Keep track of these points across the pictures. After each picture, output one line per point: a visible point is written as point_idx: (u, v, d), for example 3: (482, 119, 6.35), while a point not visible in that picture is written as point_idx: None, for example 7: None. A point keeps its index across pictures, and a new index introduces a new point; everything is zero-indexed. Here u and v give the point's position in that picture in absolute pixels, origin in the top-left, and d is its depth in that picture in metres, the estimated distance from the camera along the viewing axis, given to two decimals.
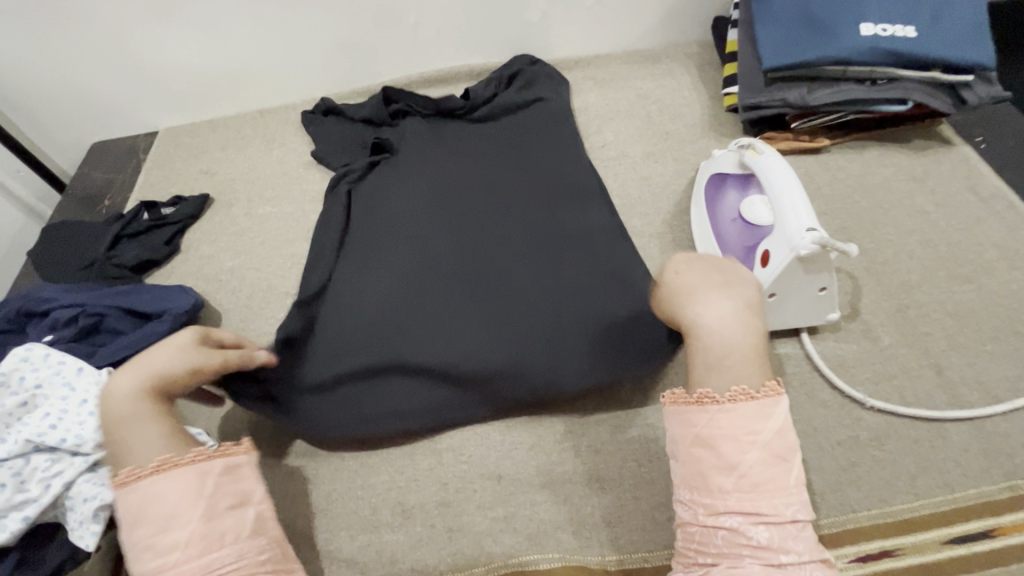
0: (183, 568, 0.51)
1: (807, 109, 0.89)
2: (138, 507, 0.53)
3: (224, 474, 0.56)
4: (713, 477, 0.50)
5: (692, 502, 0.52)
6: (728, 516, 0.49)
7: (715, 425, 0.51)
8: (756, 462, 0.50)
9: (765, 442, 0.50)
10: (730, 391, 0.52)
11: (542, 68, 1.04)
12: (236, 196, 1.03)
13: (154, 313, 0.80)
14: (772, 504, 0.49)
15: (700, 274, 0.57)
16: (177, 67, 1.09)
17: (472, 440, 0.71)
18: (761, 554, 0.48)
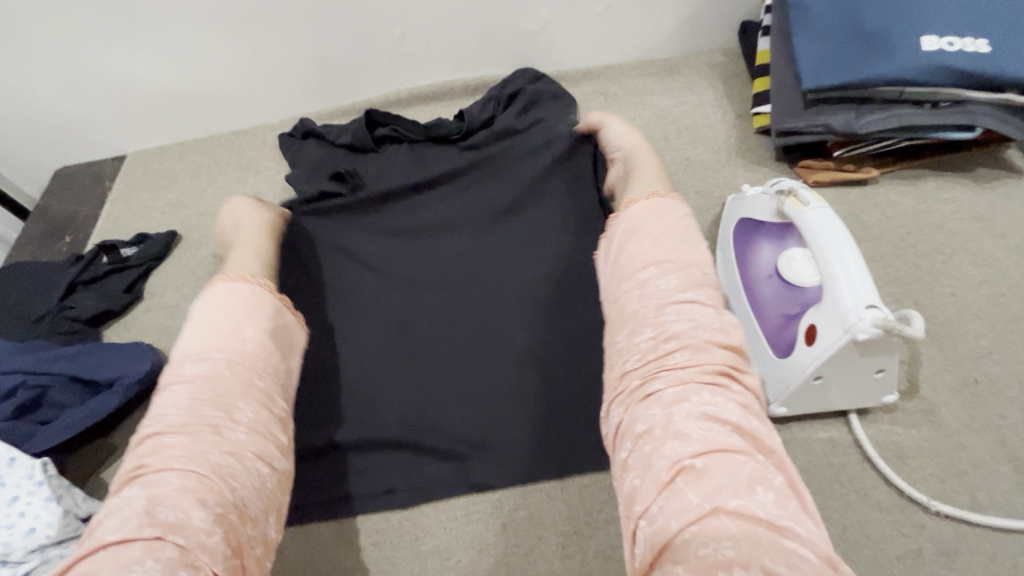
0: (203, 388, 0.54)
1: (854, 136, 0.76)
2: (212, 299, 0.62)
3: (282, 342, 0.63)
4: (672, 386, 0.51)
5: (647, 426, 0.50)
6: (687, 424, 0.48)
7: (676, 331, 0.54)
8: (710, 369, 0.52)
9: (726, 348, 0.54)
10: (695, 296, 0.57)
11: (548, 85, 0.90)
12: (206, 233, 0.93)
13: (104, 381, 0.71)
14: (730, 408, 0.50)
15: (681, 220, 0.64)
16: (140, 87, 0.98)
17: (461, 540, 0.61)
18: (704, 385, 0.51)
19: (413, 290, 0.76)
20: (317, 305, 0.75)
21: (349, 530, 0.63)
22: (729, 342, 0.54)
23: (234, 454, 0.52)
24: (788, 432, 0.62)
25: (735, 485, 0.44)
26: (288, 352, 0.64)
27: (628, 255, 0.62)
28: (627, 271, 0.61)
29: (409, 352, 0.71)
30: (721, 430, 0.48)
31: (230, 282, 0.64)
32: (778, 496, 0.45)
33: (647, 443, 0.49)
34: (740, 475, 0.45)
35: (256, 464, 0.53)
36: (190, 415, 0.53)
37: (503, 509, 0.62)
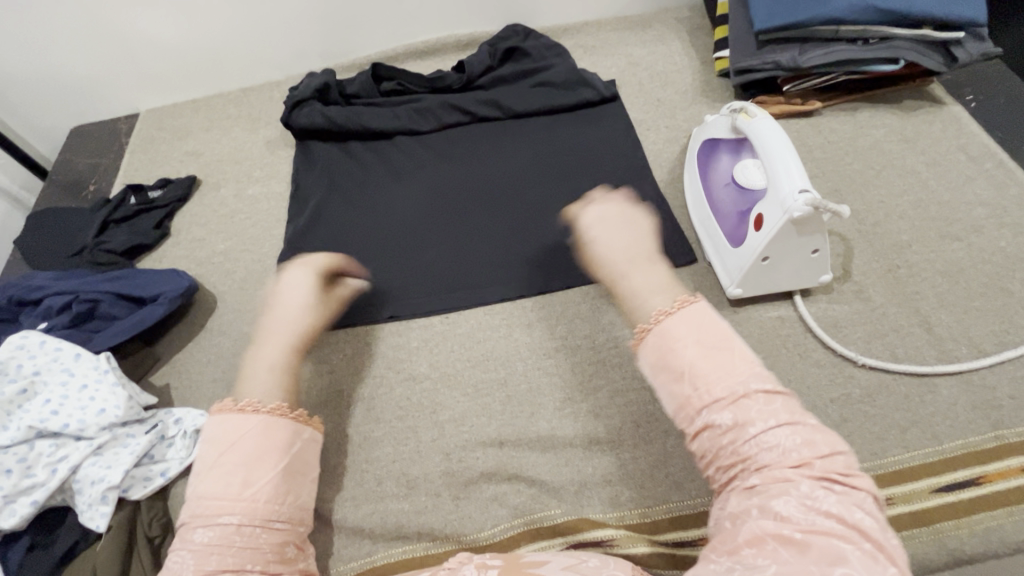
0: (238, 503, 0.53)
1: (799, 71, 0.88)
2: (224, 430, 0.56)
3: (300, 464, 0.59)
4: (770, 480, 0.43)
5: (741, 505, 0.44)
6: (784, 504, 0.42)
7: (755, 424, 0.45)
8: (801, 470, 0.44)
9: (820, 453, 0.44)
10: (775, 413, 0.46)
11: (540, 41, 1.04)
12: (224, 177, 1.01)
13: (147, 296, 0.80)
14: (830, 498, 0.42)
15: (713, 325, 0.51)
16: (155, 44, 1.05)
17: (473, 410, 0.72)
18: (733, 434, 0.46)
19: (416, 188, 0.92)
20: (333, 219, 0.90)
21: (375, 408, 0.74)
22: (817, 445, 0.45)
23: (278, 553, 0.54)
24: (745, 312, 0.75)
25: (838, 564, 0.38)
26: (305, 472, 0.60)
27: (671, 386, 0.50)
28: (681, 406, 0.49)
29: (412, 240, 0.87)
30: (821, 517, 0.41)
31: (237, 411, 0.57)
32: None
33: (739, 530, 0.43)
34: (848, 560, 0.38)
35: (291, 548, 0.55)
36: (231, 541, 0.51)
37: (507, 384, 0.73)
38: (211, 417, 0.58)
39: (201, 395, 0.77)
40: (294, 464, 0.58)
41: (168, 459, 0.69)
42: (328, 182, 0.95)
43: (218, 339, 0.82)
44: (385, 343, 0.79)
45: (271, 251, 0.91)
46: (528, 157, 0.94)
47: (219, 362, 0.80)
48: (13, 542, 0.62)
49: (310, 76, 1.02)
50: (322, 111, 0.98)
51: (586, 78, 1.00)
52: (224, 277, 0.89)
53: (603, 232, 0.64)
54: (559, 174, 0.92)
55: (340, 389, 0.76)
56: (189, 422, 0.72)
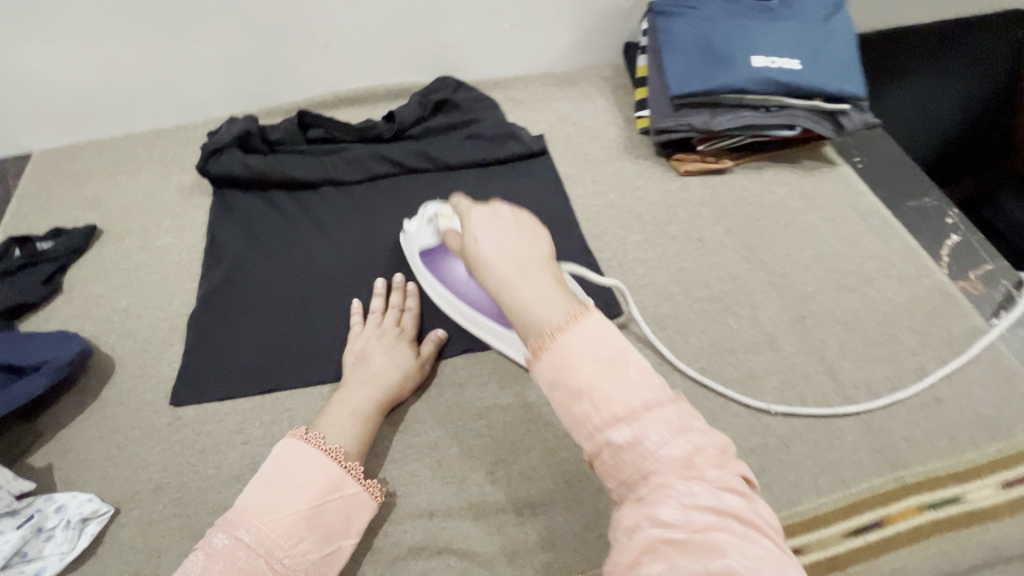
0: (253, 523, 0.57)
1: (711, 133, 0.95)
2: (284, 455, 0.62)
3: (329, 524, 0.60)
4: (653, 489, 0.42)
5: (632, 517, 0.43)
6: (667, 510, 0.41)
7: (646, 437, 0.43)
8: (679, 474, 0.42)
9: (699, 449, 0.43)
10: (661, 421, 0.43)
11: (469, 94, 1.07)
12: (129, 226, 0.94)
13: (28, 366, 0.71)
14: (705, 491, 0.41)
15: (610, 343, 0.46)
16: (51, 83, 0.97)
17: (401, 478, 0.69)
18: (636, 453, 0.43)
19: (343, 242, 0.90)
20: (252, 275, 0.86)
21: None
22: (699, 442, 0.43)
23: None
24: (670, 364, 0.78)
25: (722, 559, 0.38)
26: (333, 537, 0.60)
27: (569, 406, 0.45)
28: (580, 423, 0.45)
29: (336, 297, 0.84)
30: (702, 514, 0.40)
31: (300, 440, 0.63)
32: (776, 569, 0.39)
33: (634, 536, 0.42)
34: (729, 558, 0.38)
35: None
36: (235, 557, 0.55)
37: (438, 448, 0.71)
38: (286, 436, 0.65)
39: (89, 477, 0.69)
40: (323, 517, 0.59)
41: (44, 556, 0.61)
42: (249, 236, 0.90)
43: (114, 410, 0.74)
44: (307, 408, 0.74)
45: (180, 307, 0.84)
46: None
47: (113, 437, 0.72)
48: None
49: (231, 123, 0.98)
50: (242, 162, 0.94)
51: (515, 131, 1.02)
52: (125, 339, 0.81)
53: (494, 231, 0.54)
54: None
55: (255, 461, 0.70)
56: (74, 510, 0.63)
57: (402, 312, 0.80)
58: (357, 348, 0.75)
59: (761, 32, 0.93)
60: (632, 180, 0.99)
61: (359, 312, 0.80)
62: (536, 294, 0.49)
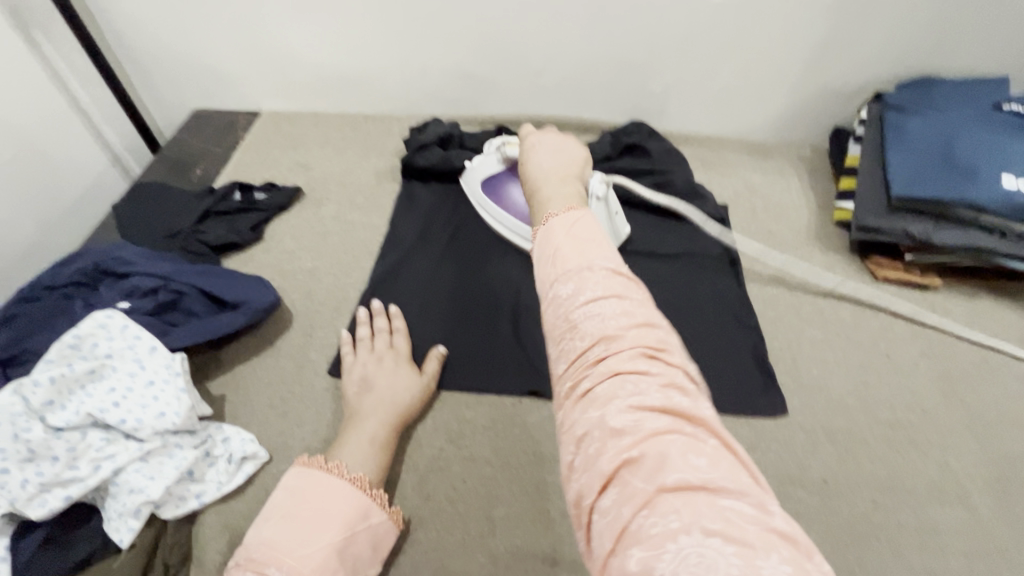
0: (285, 560, 0.55)
1: (927, 245, 0.86)
2: (301, 486, 0.60)
3: (360, 550, 0.59)
4: (599, 381, 0.40)
5: (605, 475, 0.36)
6: (618, 413, 0.38)
7: (589, 311, 0.43)
8: (626, 352, 0.40)
9: (636, 326, 0.42)
10: (603, 288, 0.44)
11: (661, 144, 1.05)
12: (327, 195, 1.02)
13: (231, 302, 0.78)
14: (654, 390, 0.38)
15: (589, 227, 0.50)
16: (297, 57, 1.09)
17: (531, 515, 0.67)
18: (603, 367, 0.40)
19: (512, 260, 0.91)
20: (425, 268, 0.89)
21: (428, 483, 0.70)
22: (675, 381, 0.39)
23: None
24: (835, 485, 0.70)
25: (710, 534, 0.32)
26: (363, 563, 0.59)
27: (557, 313, 0.44)
28: (552, 303, 0.45)
29: (498, 311, 0.84)
30: (676, 472, 0.34)
31: (315, 470, 0.61)
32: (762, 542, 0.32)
33: (586, 450, 0.38)
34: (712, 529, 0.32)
35: None
36: None
37: None
38: (292, 468, 0.63)
39: (253, 418, 0.74)
40: (351, 549, 0.59)
41: (206, 481, 0.65)
42: (429, 231, 0.94)
43: (284, 362, 0.79)
44: (451, 413, 0.75)
45: (356, 282, 0.90)
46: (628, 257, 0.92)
47: (280, 387, 0.77)
48: (30, 529, 0.58)
49: (436, 124, 1.05)
50: (438, 161, 0.99)
51: (702, 192, 1.00)
52: (305, 298, 0.87)
53: (541, 150, 0.73)
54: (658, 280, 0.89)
55: (396, 450, 0.72)
56: (237, 447, 0.68)
57: (390, 335, 0.79)
58: (357, 376, 0.74)
59: (1016, 150, 0.84)
60: (819, 271, 0.92)
61: (348, 343, 0.78)
62: (547, 163, 0.69)
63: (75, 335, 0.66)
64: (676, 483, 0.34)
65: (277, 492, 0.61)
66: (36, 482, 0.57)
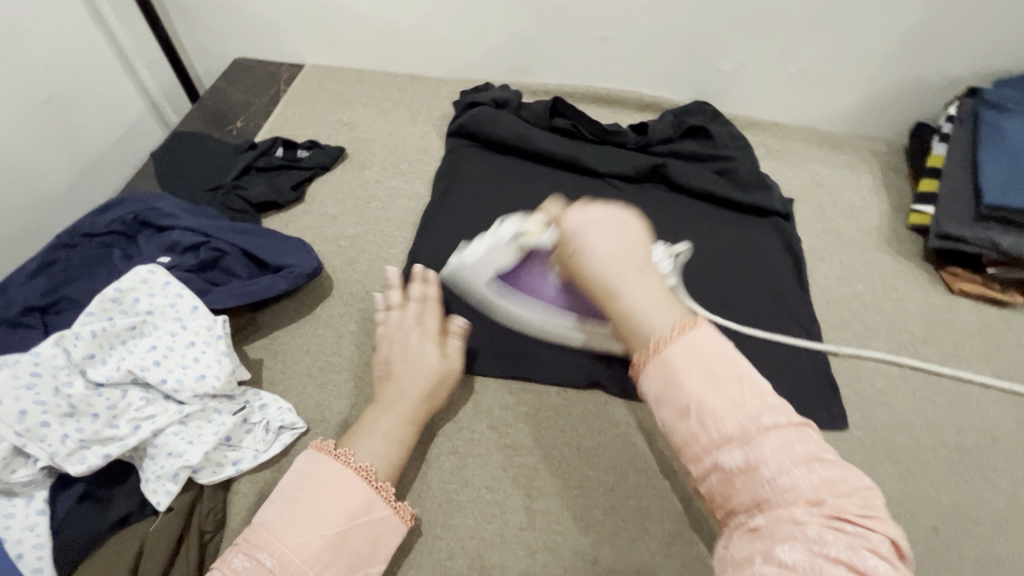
0: (279, 546, 0.53)
1: (1015, 259, 0.79)
2: (311, 469, 0.58)
3: (360, 546, 0.56)
4: (777, 522, 0.40)
5: (745, 552, 0.41)
6: (789, 550, 0.38)
7: (765, 464, 0.41)
8: (791, 502, 0.40)
9: (806, 467, 0.41)
10: (781, 438, 0.42)
11: (727, 128, 0.98)
12: (371, 158, 0.98)
13: (273, 264, 0.75)
14: (818, 526, 0.39)
15: (710, 338, 0.47)
16: (346, 7, 1.03)
17: (571, 510, 0.65)
18: (747, 474, 0.42)
19: None
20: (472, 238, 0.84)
21: (467, 468, 0.67)
22: (837, 486, 0.41)
23: None
24: (895, 507, 0.66)
25: None
26: (363, 559, 0.56)
27: (672, 395, 0.45)
28: (686, 443, 0.45)
29: None
30: (828, 563, 0.37)
31: (325, 454, 0.59)
32: None
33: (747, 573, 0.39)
34: None
35: None
36: None
37: (615, 493, 0.66)
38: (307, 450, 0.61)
39: (290, 386, 0.72)
40: (352, 543, 0.55)
41: (242, 448, 0.64)
42: (476, 202, 0.89)
43: (322, 330, 0.77)
44: (493, 397, 0.72)
45: (398, 252, 0.86)
46: (683, 246, 0.88)
47: (318, 356, 0.75)
48: (66, 485, 0.57)
49: (492, 89, 1.00)
50: (490, 126, 0.94)
51: (768, 183, 0.93)
52: (346, 265, 0.84)
53: (596, 237, 0.52)
54: (715, 275, 0.85)
55: (436, 432, 0.70)
56: (275, 415, 0.66)
57: (422, 306, 0.72)
58: (382, 356, 0.69)
59: None
60: (888, 277, 0.86)
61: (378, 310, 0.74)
62: (649, 300, 0.50)
63: (117, 289, 0.64)
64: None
65: (287, 475, 0.59)
66: (76, 438, 0.55)
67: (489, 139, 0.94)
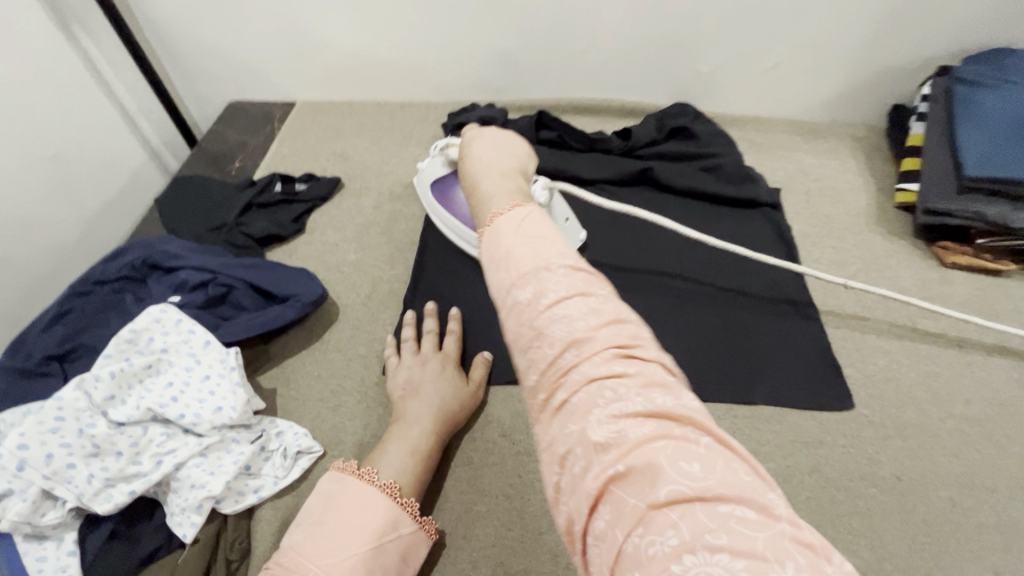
0: (310, 567, 0.54)
1: (1003, 229, 0.80)
2: (336, 492, 0.59)
3: (389, 564, 0.57)
4: (584, 400, 0.37)
5: (565, 441, 0.37)
6: (598, 426, 0.35)
7: (566, 323, 0.40)
8: (598, 355, 0.38)
9: (607, 324, 0.40)
10: (565, 288, 0.42)
11: (709, 126, 1.01)
12: (367, 186, 1.01)
13: (279, 295, 0.77)
14: (635, 393, 0.36)
15: (539, 223, 0.47)
16: (332, 43, 1.07)
17: None
18: (562, 349, 0.39)
19: None
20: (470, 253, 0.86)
21: (483, 478, 0.68)
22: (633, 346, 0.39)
23: None
24: (910, 481, 0.67)
25: (670, 476, 0.32)
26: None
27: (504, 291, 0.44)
28: (513, 318, 0.43)
29: None
30: (637, 425, 0.35)
31: (350, 475, 0.60)
32: (710, 473, 0.32)
33: (572, 470, 0.36)
34: (675, 471, 0.32)
35: None
36: None
37: None
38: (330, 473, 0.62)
39: (305, 412, 0.73)
40: (380, 559, 0.56)
41: (262, 476, 0.65)
42: None
43: (332, 355, 0.79)
44: (503, 407, 0.74)
45: (400, 274, 0.88)
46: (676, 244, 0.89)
47: (329, 381, 0.76)
48: (95, 525, 0.59)
49: (478, 109, 1.04)
50: None
51: (754, 175, 0.95)
52: (350, 290, 0.86)
53: (479, 143, 0.62)
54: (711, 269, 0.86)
55: (449, 445, 0.71)
56: (292, 441, 0.68)
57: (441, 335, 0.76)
58: (402, 379, 0.71)
59: None
60: (881, 256, 0.88)
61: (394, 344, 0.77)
62: (498, 193, 0.54)
63: (132, 330, 0.66)
64: (668, 494, 0.32)
65: (313, 499, 0.60)
66: (101, 477, 0.57)
67: None
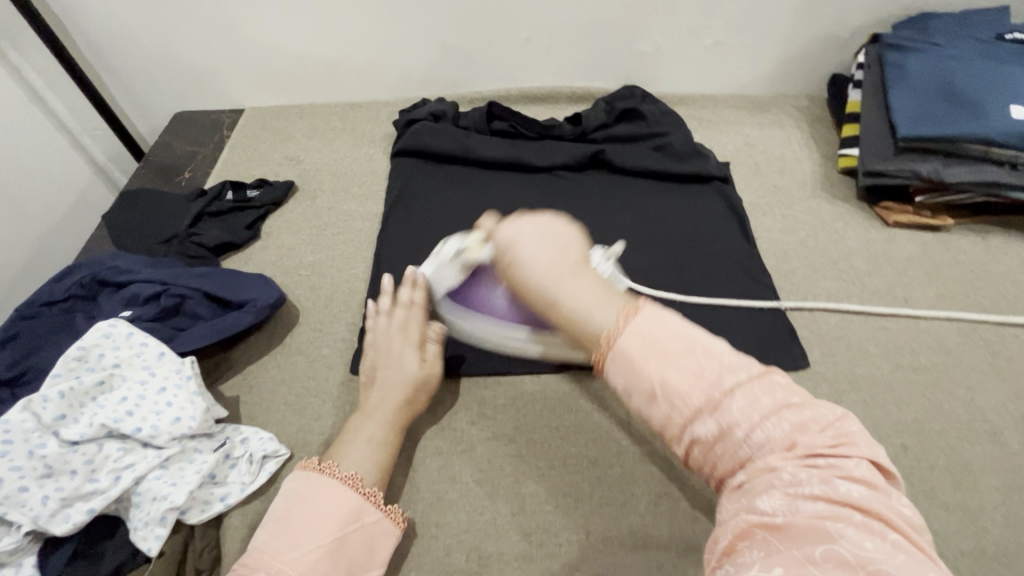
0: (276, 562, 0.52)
1: (938, 184, 0.84)
2: (299, 488, 0.58)
3: (355, 554, 0.57)
4: (758, 476, 0.40)
5: (739, 515, 0.40)
6: (769, 500, 0.38)
7: (728, 405, 0.42)
8: (762, 432, 0.40)
9: (768, 406, 0.41)
10: (706, 375, 0.43)
11: (657, 105, 1.02)
12: (321, 188, 1.00)
13: (235, 301, 0.76)
14: (791, 466, 0.39)
15: (662, 316, 0.46)
16: (276, 46, 1.05)
17: (559, 489, 0.67)
18: (723, 436, 0.41)
19: None
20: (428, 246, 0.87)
21: (453, 465, 0.69)
22: (787, 412, 0.41)
23: None
24: (864, 431, 0.69)
25: (836, 541, 0.35)
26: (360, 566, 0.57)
27: (634, 381, 0.45)
28: (660, 411, 0.44)
29: None
30: (805, 501, 0.37)
31: (313, 471, 0.60)
32: (873, 539, 0.35)
33: (729, 532, 0.39)
34: (838, 535, 0.35)
35: None
36: None
37: (599, 465, 0.68)
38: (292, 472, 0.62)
39: (270, 417, 0.73)
40: (345, 551, 0.56)
41: (228, 483, 0.64)
42: (427, 213, 0.91)
43: (294, 358, 0.78)
44: (469, 395, 0.74)
45: (359, 272, 0.88)
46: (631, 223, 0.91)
47: (293, 384, 0.76)
48: (54, 547, 0.57)
49: (428, 104, 1.03)
50: (431, 139, 0.97)
51: (703, 151, 0.97)
52: (310, 292, 0.86)
53: (528, 243, 0.52)
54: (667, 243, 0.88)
55: (418, 436, 0.71)
56: (257, 446, 0.67)
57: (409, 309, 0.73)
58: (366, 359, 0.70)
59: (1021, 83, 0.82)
60: (827, 220, 0.91)
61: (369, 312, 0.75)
62: (590, 299, 0.48)
63: (80, 347, 0.65)
64: (829, 557, 0.34)
65: (275, 498, 0.59)
66: (56, 497, 0.56)
67: (432, 151, 0.97)
